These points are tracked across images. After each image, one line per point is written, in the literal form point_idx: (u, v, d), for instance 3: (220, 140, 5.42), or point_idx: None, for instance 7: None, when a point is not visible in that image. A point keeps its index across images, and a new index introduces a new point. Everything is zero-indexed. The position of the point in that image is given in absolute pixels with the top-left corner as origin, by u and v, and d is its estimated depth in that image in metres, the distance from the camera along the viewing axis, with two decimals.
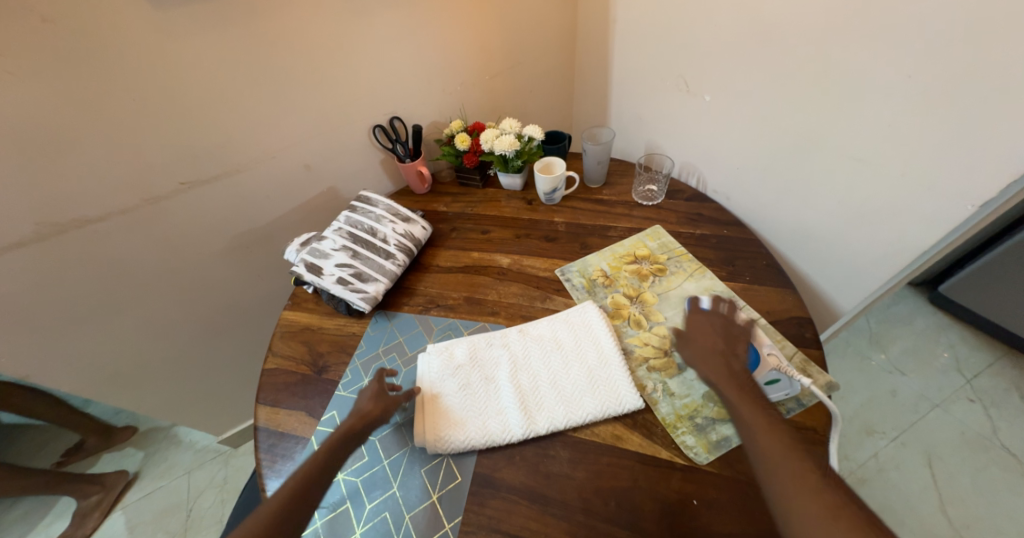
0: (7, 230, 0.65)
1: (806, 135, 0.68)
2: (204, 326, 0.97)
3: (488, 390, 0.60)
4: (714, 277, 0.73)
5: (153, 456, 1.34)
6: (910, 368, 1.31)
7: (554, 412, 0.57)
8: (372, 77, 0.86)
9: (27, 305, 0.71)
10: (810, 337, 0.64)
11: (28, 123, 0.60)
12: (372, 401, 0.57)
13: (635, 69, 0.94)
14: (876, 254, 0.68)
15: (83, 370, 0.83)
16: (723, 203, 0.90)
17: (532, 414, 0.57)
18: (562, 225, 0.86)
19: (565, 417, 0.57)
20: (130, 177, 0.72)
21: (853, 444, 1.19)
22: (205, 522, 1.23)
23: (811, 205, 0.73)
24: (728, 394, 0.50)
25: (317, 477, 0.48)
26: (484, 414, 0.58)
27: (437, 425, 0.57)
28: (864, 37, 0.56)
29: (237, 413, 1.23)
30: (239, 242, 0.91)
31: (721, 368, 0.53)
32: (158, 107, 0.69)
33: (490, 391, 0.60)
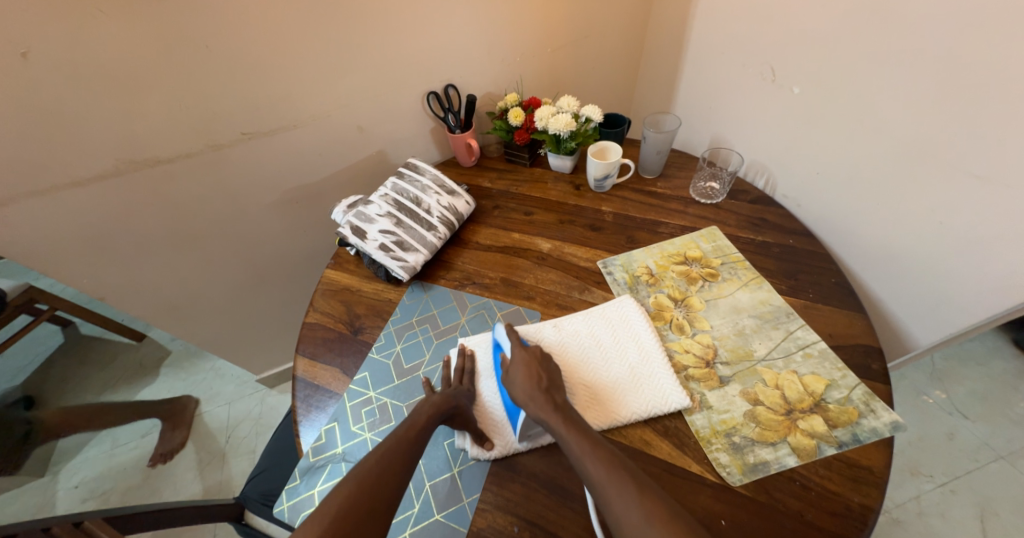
0: (89, 163, 0.69)
1: (912, 143, 0.60)
2: (253, 272, 1.02)
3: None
4: (772, 290, 0.67)
5: (203, 385, 1.47)
6: (975, 413, 1.19)
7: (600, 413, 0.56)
8: (432, 42, 0.83)
9: (101, 234, 0.77)
10: (876, 369, 0.58)
11: (111, 62, 0.63)
12: (426, 412, 0.52)
13: (713, 54, 0.86)
14: (976, 289, 0.60)
15: (147, 299, 0.90)
16: (792, 209, 0.82)
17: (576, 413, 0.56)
18: (609, 215, 0.83)
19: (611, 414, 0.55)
20: (196, 123, 0.74)
21: (893, 482, 1.11)
22: (240, 448, 1.36)
23: (902, 223, 0.65)
24: (554, 425, 0.49)
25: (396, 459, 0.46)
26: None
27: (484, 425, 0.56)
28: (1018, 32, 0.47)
29: (277, 357, 1.30)
30: (292, 196, 0.94)
31: (547, 404, 0.51)
32: (228, 55, 0.70)
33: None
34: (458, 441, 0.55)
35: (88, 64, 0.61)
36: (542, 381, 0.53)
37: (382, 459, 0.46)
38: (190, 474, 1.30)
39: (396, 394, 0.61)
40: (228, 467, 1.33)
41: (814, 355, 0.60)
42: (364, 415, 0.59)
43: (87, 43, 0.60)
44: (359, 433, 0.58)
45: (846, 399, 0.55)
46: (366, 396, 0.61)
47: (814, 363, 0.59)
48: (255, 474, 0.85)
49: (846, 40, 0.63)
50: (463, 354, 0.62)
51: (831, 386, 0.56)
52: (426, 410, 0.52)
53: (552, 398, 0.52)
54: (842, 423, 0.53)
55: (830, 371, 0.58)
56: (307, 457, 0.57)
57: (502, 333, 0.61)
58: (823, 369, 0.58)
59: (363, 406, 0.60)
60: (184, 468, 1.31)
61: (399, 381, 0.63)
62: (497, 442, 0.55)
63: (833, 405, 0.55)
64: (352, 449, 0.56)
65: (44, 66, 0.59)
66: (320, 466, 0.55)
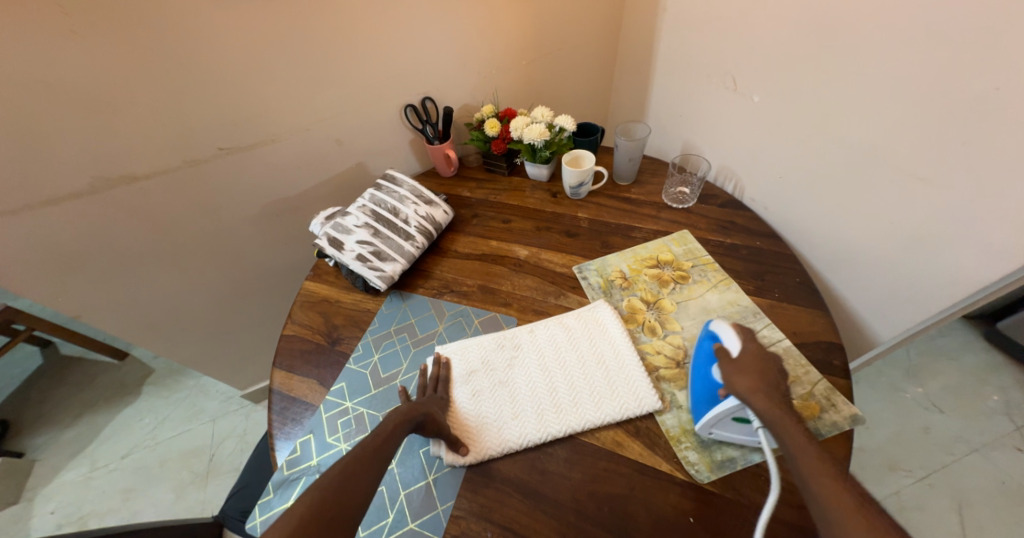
0: (63, 182, 0.69)
1: (865, 147, 0.63)
2: (234, 287, 1.02)
3: (501, 392, 0.60)
4: (740, 290, 0.69)
5: (185, 401, 1.45)
6: (950, 407, 1.22)
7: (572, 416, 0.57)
8: (407, 56, 0.85)
9: (76, 253, 0.76)
10: (838, 364, 0.60)
11: (86, 82, 0.64)
12: (392, 420, 0.51)
13: (680, 64, 0.89)
14: (928, 284, 0.62)
15: (124, 316, 0.89)
16: (760, 212, 0.85)
17: (548, 416, 0.57)
18: (584, 221, 0.84)
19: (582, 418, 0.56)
20: (173, 140, 0.75)
21: (873, 478, 1.13)
22: (223, 466, 1.30)
23: (860, 223, 0.68)
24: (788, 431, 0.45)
25: (369, 463, 0.47)
26: (497, 417, 0.57)
27: (459, 431, 0.57)
28: (955, 43, 0.50)
29: (260, 371, 1.29)
30: (271, 209, 0.94)
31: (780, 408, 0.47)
32: (204, 72, 0.71)
33: (504, 392, 0.60)
34: (433, 449, 0.56)
35: (62, 84, 0.62)
36: (774, 382, 0.50)
37: (346, 467, 0.45)
38: (170, 494, 1.25)
39: (372, 404, 0.62)
40: (210, 486, 1.26)
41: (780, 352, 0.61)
42: (340, 426, 0.60)
43: (60, 63, 0.61)
44: (334, 444, 0.58)
45: (809, 395, 0.57)
46: (342, 406, 0.62)
47: None
48: (234, 491, 0.83)
49: (800, 50, 0.66)
50: (439, 363, 0.63)
51: (795, 382, 0.58)
52: (393, 420, 0.52)
53: (782, 398, 0.48)
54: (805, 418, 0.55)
55: (794, 367, 0.59)
56: (281, 470, 0.57)
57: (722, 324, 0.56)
58: (787, 366, 0.60)
59: (338, 416, 0.61)
60: (163, 488, 1.26)
61: (376, 391, 0.63)
62: (472, 448, 0.55)
63: (797, 400, 0.56)
64: (327, 460, 0.57)
65: (18, 86, 0.60)
66: (294, 479, 0.56)
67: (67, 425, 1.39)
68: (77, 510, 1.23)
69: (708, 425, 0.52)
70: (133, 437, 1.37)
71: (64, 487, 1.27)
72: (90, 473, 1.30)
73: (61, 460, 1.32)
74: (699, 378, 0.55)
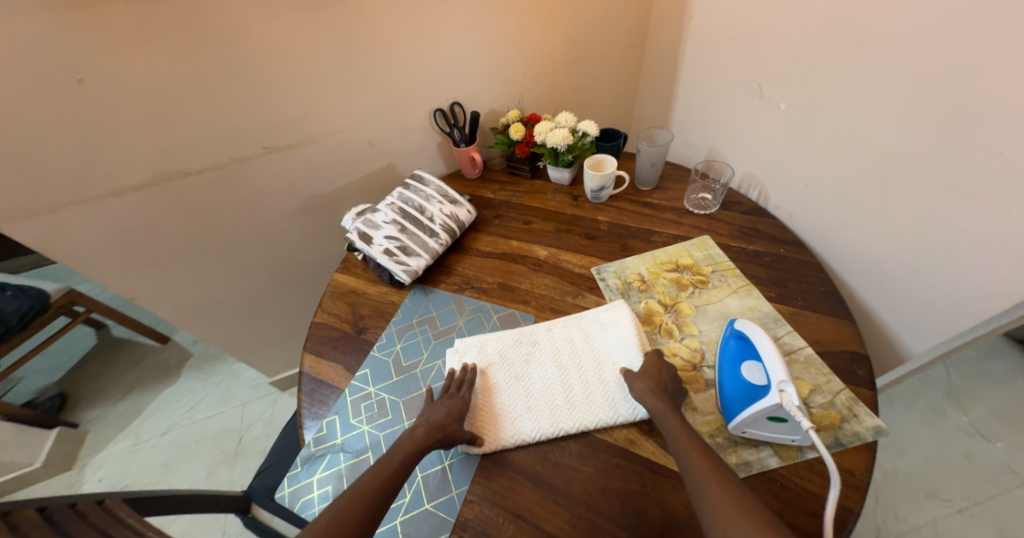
0: (128, 175, 0.76)
1: (895, 154, 0.62)
2: (270, 277, 1.08)
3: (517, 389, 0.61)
4: (761, 296, 0.69)
5: (221, 386, 1.53)
6: (995, 434, 1.15)
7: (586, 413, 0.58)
8: (438, 63, 0.89)
9: (135, 240, 0.83)
10: (861, 375, 0.59)
11: (153, 86, 0.70)
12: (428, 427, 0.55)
13: (706, 72, 0.89)
14: (962, 297, 0.61)
15: (173, 300, 0.96)
16: (784, 219, 0.84)
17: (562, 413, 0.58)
18: (605, 225, 0.86)
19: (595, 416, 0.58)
20: (224, 139, 0.82)
21: (906, 503, 1.08)
22: (252, 449, 1.37)
23: (891, 234, 0.66)
24: (668, 424, 0.52)
25: None
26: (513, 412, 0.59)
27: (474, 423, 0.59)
28: (990, 51, 0.49)
29: (290, 360, 1.36)
30: (308, 205, 1.00)
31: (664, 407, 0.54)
32: (254, 77, 0.77)
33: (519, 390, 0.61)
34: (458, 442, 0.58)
35: (133, 87, 0.69)
36: (664, 387, 0.56)
37: None
38: (203, 472, 1.33)
39: (393, 391, 0.65)
40: (239, 467, 1.33)
41: (800, 361, 0.61)
42: (363, 409, 0.63)
43: (133, 69, 0.68)
44: (357, 425, 0.62)
45: (829, 404, 0.56)
46: (365, 391, 0.65)
47: (799, 369, 0.60)
48: (263, 469, 0.88)
49: (829, 57, 0.65)
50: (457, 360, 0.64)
51: (815, 391, 0.57)
52: (406, 441, 0.54)
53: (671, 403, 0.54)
54: (824, 427, 0.54)
55: (815, 376, 0.59)
56: (308, 446, 0.60)
57: (751, 329, 0.58)
58: (808, 374, 0.59)
59: (362, 400, 0.64)
60: (197, 465, 1.34)
61: (397, 378, 0.66)
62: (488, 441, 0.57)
63: (816, 409, 0.55)
64: (350, 440, 0.60)
65: (97, 89, 0.67)
66: (320, 456, 0.59)
67: (115, 402, 1.50)
68: (120, 480, 1.32)
69: (742, 424, 0.53)
70: (172, 416, 1.46)
71: (111, 457, 1.37)
72: (134, 446, 1.39)
73: (109, 433, 1.43)
74: (730, 378, 0.57)
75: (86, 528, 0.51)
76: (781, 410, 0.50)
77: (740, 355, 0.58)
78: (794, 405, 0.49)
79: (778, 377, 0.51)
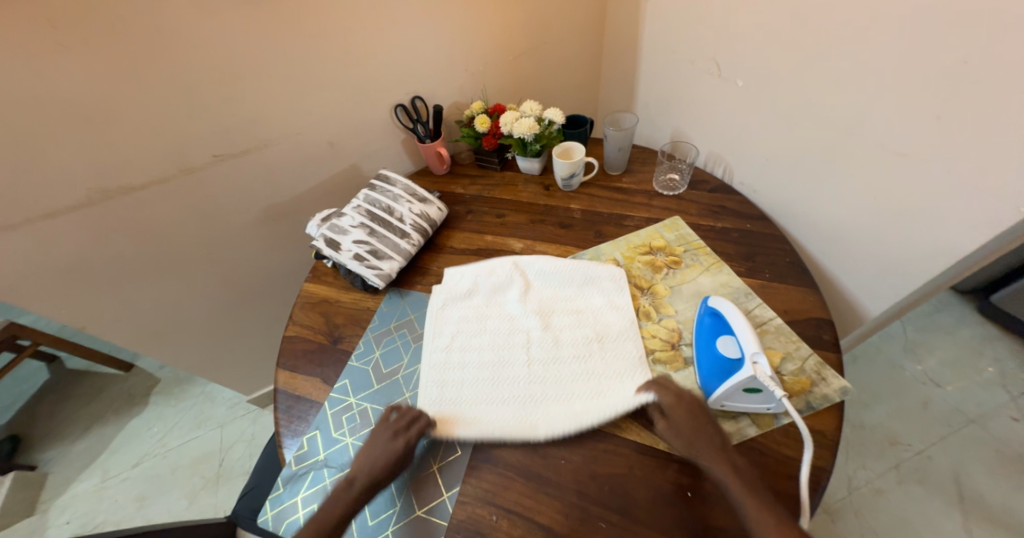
0: (61, 195, 0.70)
1: (847, 124, 0.64)
2: (235, 292, 1.03)
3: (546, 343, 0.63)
4: (732, 272, 0.71)
5: (193, 409, 1.46)
6: (948, 381, 1.24)
7: (500, 412, 0.58)
8: (393, 56, 0.86)
9: (78, 265, 0.77)
10: (828, 339, 0.61)
11: (79, 95, 0.64)
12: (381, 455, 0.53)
13: (665, 52, 0.90)
14: (912, 257, 0.64)
15: (128, 326, 0.90)
16: (748, 195, 0.86)
17: (502, 384, 0.60)
18: (577, 212, 0.86)
19: (502, 421, 0.56)
20: (168, 149, 0.76)
21: (874, 452, 1.14)
22: (233, 471, 1.32)
23: (846, 203, 0.69)
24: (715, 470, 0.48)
25: None
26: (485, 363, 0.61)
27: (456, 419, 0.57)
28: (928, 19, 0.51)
29: (264, 376, 1.30)
30: (267, 214, 0.95)
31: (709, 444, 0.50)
32: (192, 80, 0.72)
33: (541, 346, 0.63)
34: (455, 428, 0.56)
35: (55, 98, 0.63)
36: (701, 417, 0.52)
37: None
38: (181, 500, 1.27)
39: (375, 399, 0.63)
40: (221, 491, 1.28)
41: (771, 331, 0.63)
42: (345, 421, 0.61)
43: (51, 78, 0.61)
44: (340, 439, 0.59)
45: (800, 370, 0.58)
46: (346, 402, 0.63)
47: (770, 338, 0.62)
48: (245, 492, 0.84)
49: (781, 32, 0.67)
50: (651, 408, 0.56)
51: (786, 358, 0.59)
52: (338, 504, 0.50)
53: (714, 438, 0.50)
54: (796, 392, 0.56)
55: (785, 344, 0.61)
56: (289, 465, 0.58)
57: (725, 305, 0.59)
58: (778, 343, 0.61)
59: (343, 412, 0.62)
60: (174, 494, 1.28)
61: (378, 386, 0.64)
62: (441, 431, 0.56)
63: (788, 376, 0.57)
64: (334, 455, 0.58)
65: (12, 102, 0.60)
66: (302, 474, 0.57)
67: (77, 437, 1.41)
68: (89, 520, 1.24)
69: (721, 398, 0.54)
70: (142, 447, 1.38)
71: (78, 498, 1.29)
72: (102, 484, 1.31)
73: (72, 472, 1.34)
74: (708, 353, 0.58)
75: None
76: (755, 381, 0.51)
77: (716, 330, 0.59)
78: (767, 377, 0.50)
79: (750, 349, 0.52)
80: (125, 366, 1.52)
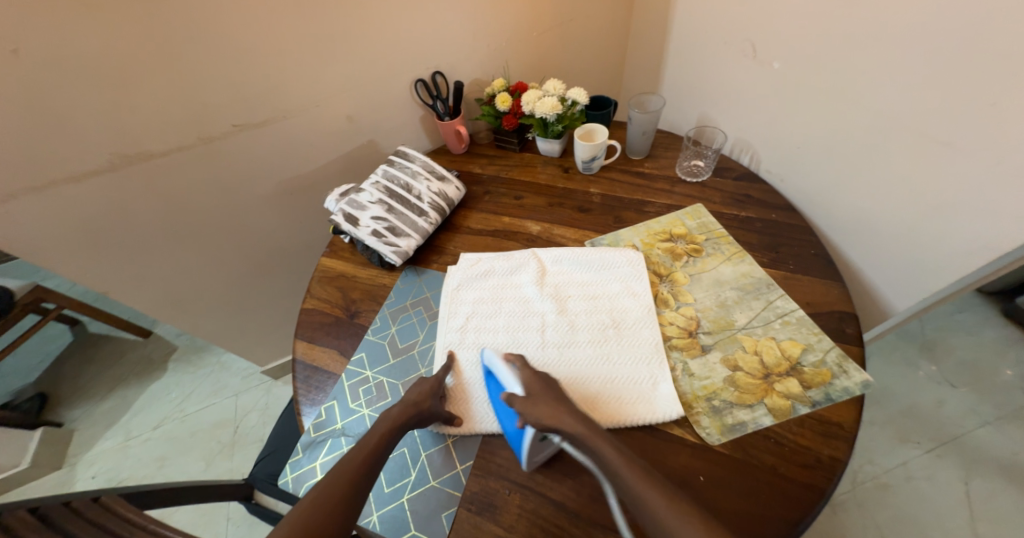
0: (87, 158, 0.71)
1: (891, 110, 0.61)
2: (252, 263, 1.04)
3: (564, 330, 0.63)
4: (754, 263, 0.69)
5: (210, 376, 1.50)
6: (965, 382, 1.22)
7: None
8: (415, 28, 0.84)
9: (101, 229, 0.78)
10: (850, 333, 0.60)
11: (101, 56, 0.64)
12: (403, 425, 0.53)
13: (697, 32, 0.87)
14: (948, 252, 0.62)
15: (150, 292, 0.91)
16: (775, 184, 0.84)
17: None
18: (597, 197, 0.84)
19: None
20: (189, 116, 0.76)
21: (883, 449, 1.14)
22: (248, 437, 1.36)
23: (880, 194, 0.67)
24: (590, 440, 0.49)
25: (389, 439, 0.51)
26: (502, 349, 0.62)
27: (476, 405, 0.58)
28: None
29: (280, 348, 1.33)
30: (285, 187, 0.96)
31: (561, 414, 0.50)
32: (214, 45, 0.71)
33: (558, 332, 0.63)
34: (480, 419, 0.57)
35: (79, 59, 0.63)
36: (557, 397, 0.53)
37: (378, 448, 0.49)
38: (199, 462, 1.31)
39: (391, 373, 0.64)
40: (236, 455, 1.32)
41: (792, 322, 0.62)
42: (362, 393, 0.62)
43: (75, 38, 0.61)
44: (357, 409, 0.60)
45: (821, 362, 0.57)
46: (363, 375, 0.64)
47: (791, 330, 0.61)
48: (263, 456, 0.87)
49: (824, 12, 0.64)
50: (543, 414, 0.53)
51: (807, 349, 0.59)
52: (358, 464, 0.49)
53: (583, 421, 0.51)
54: (816, 384, 0.55)
55: (806, 336, 0.60)
56: (308, 432, 0.59)
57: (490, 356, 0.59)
58: (800, 334, 0.60)
59: (360, 384, 0.63)
60: (192, 456, 1.32)
61: (394, 360, 0.65)
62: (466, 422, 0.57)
63: (808, 368, 0.57)
64: (351, 424, 0.59)
65: (38, 62, 0.60)
66: (321, 441, 0.58)
67: (100, 398, 1.46)
68: (114, 475, 1.30)
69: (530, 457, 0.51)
70: (162, 410, 1.43)
71: (102, 455, 1.34)
72: (125, 442, 1.36)
73: (96, 431, 1.39)
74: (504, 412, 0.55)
75: (88, 527, 0.45)
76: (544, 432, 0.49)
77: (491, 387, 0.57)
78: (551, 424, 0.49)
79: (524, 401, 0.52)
80: (144, 332, 1.56)
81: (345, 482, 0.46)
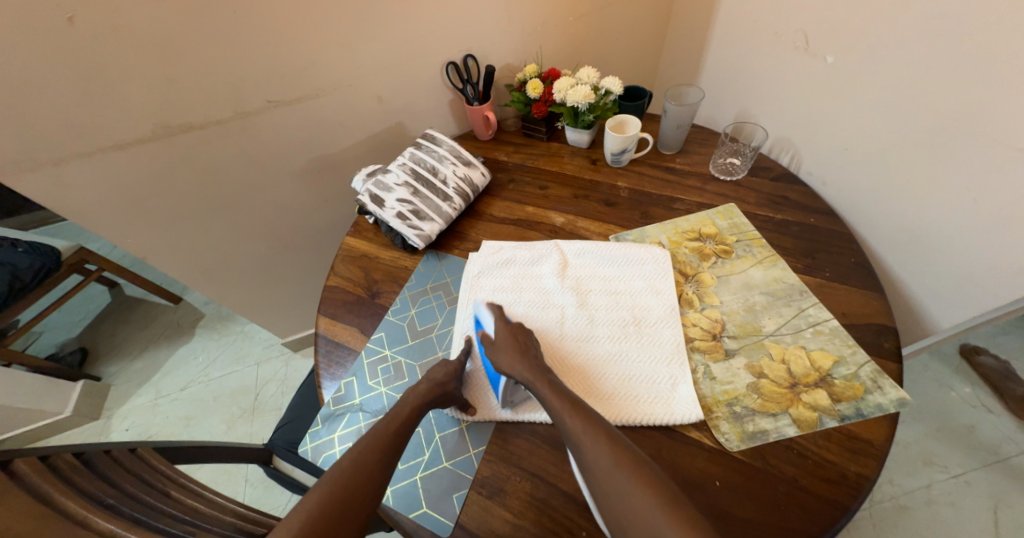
0: (131, 127, 0.73)
1: (957, 114, 0.57)
2: (279, 238, 1.06)
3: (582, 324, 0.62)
4: (787, 268, 0.67)
5: (234, 344, 1.55)
6: (1002, 407, 1.16)
7: None
8: (451, 9, 0.83)
9: (141, 197, 0.80)
10: (888, 348, 0.57)
11: (148, 27, 0.65)
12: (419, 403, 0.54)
13: (744, 23, 0.83)
14: (1005, 269, 0.58)
15: (183, 260, 0.94)
16: (815, 187, 0.80)
17: None
18: (624, 190, 0.82)
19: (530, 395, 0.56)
20: (227, 90, 0.77)
21: (906, 469, 1.09)
22: (267, 406, 1.40)
23: (933, 203, 0.63)
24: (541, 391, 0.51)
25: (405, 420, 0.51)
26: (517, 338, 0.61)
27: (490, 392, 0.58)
28: None
29: (301, 322, 1.36)
30: (315, 164, 0.97)
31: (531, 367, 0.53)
32: (254, 20, 0.71)
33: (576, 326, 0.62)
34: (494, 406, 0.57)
35: (127, 28, 0.64)
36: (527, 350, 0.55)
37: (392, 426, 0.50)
38: (221, 426, 1.37)
39: (409, 354, 0.64)
40: (255, 422, 1.37)
41: (825, 332, 0.59)
42: (380, 371, 0.63)
43: (124, 8, 0.62)
44: (375, 387, 0.61)
45: (853, 376, 0.55)
46: (381, 354, 0.65)
47: (822, 340, 0.58)
48: (281, 425, 0.89)
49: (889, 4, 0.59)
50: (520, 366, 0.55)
51: (839, 362, 0.56)
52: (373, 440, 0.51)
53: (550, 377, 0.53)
54: (847, 398, 0.53)
55: (840, 348, 0.57)
56: (327, 405, 0.60)
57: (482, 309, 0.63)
58: (832, 345, 0.58)
59: (378, 363, 0.64)
60: (214, 419, 1.38)
61: (412, 342, 0.66)
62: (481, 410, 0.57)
63: (839, 380, 0.54)
64: (368, 401, 0.60)
65: (89, 30, 0.61)
66: (339, 415, 0.59)
67: (132, 357, 1.53)
68: (143, 431, 1.36)
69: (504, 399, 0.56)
70: (188, 374, 1.49)
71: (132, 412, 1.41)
72: (155, 401, 1.43)
73: (128, 388, 1.46)
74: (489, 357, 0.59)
75: (128, 476, 0.47)
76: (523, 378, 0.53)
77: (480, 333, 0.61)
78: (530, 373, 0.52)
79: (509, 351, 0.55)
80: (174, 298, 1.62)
81: (360, 459, 0.47)
